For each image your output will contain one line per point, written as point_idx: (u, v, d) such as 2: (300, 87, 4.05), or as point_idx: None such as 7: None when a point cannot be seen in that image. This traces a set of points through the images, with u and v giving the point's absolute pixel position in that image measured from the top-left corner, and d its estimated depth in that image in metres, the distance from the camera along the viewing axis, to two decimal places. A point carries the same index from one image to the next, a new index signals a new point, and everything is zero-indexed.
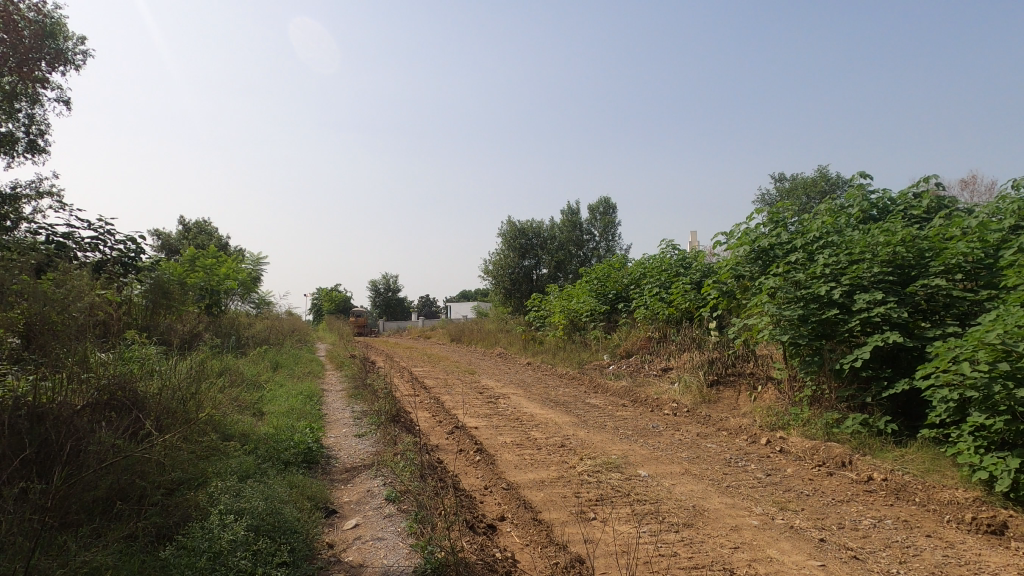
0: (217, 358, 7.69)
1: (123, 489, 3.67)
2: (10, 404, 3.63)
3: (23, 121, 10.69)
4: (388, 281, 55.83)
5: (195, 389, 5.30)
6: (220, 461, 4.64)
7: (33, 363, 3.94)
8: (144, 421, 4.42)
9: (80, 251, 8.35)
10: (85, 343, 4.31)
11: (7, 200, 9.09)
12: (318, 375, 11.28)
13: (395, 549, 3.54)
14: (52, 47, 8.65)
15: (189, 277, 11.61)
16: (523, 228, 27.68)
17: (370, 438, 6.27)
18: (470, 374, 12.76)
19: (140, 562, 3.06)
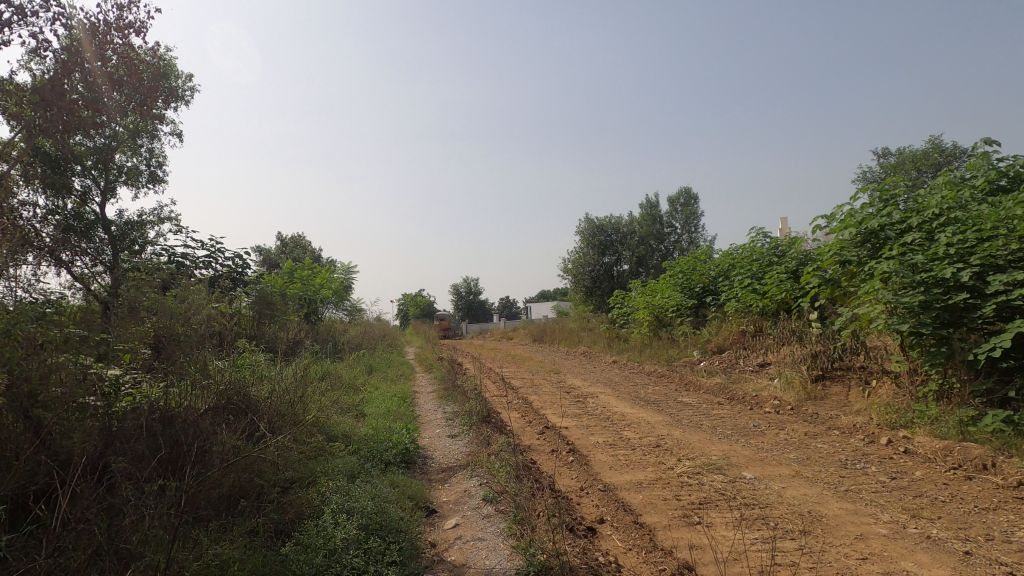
0: (318, 363, 8.15)
1: (243, 487, 3.95)
2: (146, 407, 3.99)
3: (145, 155, 11.91)
4: (469, 284, 57.19)
5: (301, 394, 5.62)
6: (327, 461, 4.88)
7: (162, 372, 4.30)
8: (257, 423, 4.78)
9: (196, 268, 9.17)
10: (204, 352, 4.68)
11: (135, 227, 10.16)
12: (409, 377, 11.67)
13: (497, 550, 3.54)
14: (166, 86, 9.55)
15: (289, 287, 12.45)
16: (602, 224, 27.29)
17: (463, 439, 6.37)
18: (556, 373, 12.71)
19: (264, 556, 3.27)
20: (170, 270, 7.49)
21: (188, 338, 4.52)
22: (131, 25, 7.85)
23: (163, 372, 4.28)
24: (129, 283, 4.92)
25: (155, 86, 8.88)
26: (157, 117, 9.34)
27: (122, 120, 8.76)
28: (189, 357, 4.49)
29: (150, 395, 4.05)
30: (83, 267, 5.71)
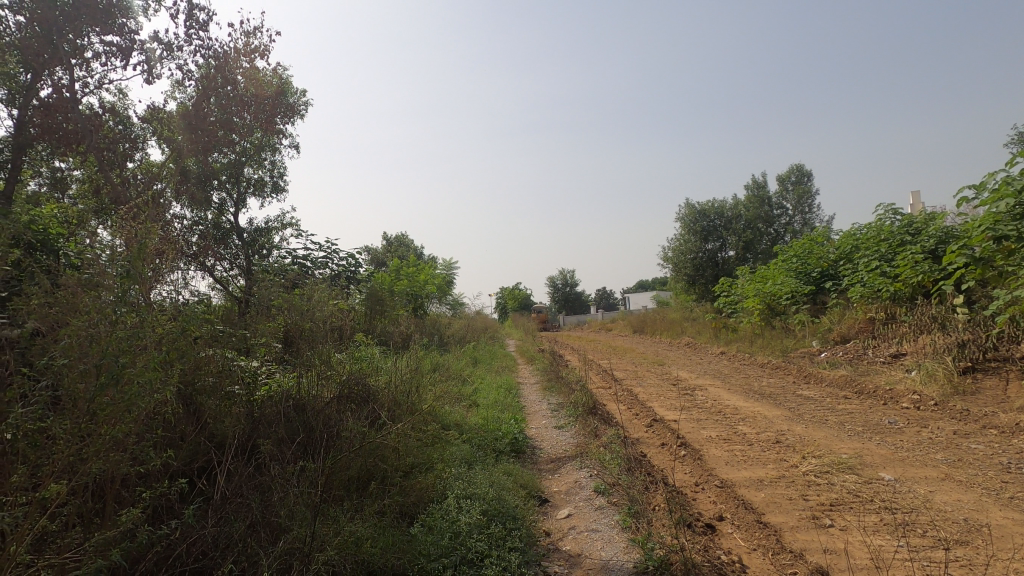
0: (428, 355, 8.53)
1: (369, 470, 4.26)
2: (282, 396, 4.39)
3: (268, 167, 13.09)
4: (565, 277, 57.07)
5: (415, 384, 5.91)
6: (444, 449, 5.10)
7: (292, 364, 4.67)
8: (378, 411, 5.11)
9: (315, 268, 9.95)
10: (327, 346, 4.99)
11: (263, 233, 11.19)
12: (512, 369, 11.88)
13: (612, 542, 3.52)
14: (285, 102, 10.43)
15: (397, 284, 13.14)
16: (703, 209, 26.02)
17: (570, 430, 6.38)
18: (660, 365, 12.35)
19: (393, 535, 3.50)
20: (294, 271, 8.18)
21: (314, 332, 4.86)
22: (256, 49, 8.67)
23: (293, 365, 4.63)
24: (259, 284, 5.40)
25: (275, 103, 9.73)
26: (277, 132, 10.23)
27: (249, 137, 9.69)
28: (315, 348, 4.82)
29: (283, 386, 4.42)
30: (224, 272, 6.40)
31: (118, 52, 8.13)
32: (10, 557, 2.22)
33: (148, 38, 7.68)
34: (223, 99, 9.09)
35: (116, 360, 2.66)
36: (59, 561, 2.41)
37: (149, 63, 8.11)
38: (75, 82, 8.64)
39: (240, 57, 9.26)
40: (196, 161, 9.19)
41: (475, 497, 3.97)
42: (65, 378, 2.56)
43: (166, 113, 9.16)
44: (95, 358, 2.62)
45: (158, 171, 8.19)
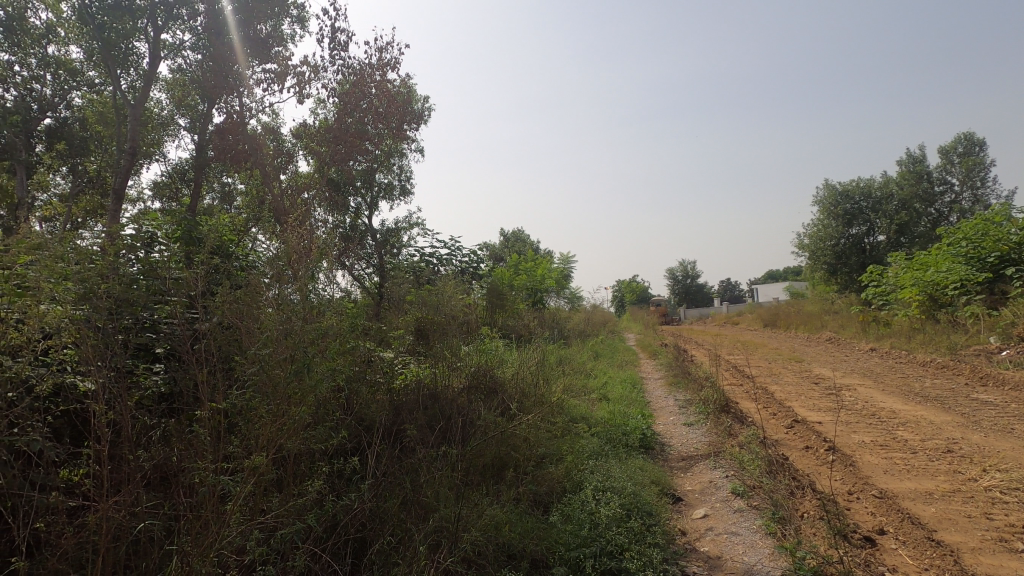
0: (549, 348, 8.66)
1: (502, 459, 4.45)
2: (418, 385, 4.71)
3: (397, 172, 14.03)
4: (685, 268, 54.64)
5: (542, 377, 6.04)
6: (573, 441, 5.18)
7: (425, 356, 4.97)
8: (507, 403, 5.30)
9: (441, 265, 10.52)
10: (456, 339, 5.23)
11: (394, 234, 12.05)
12: (634, 363, 11.66)
13: (755, 547, 3.37)
14: (411, 109, 11.15)
15: (517, 279, 13.46)
16: (846, 190, 23.46)
17: (701, 428, 6.16)
18: (798, 362, 11.41)
19: (529, 523, 3.65)
20: (424, 269, 8.72)
21: (446, 324, 5.17)
22: (387, 63, 9.35)
23: (427, 355, 4.96)
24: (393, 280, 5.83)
25: (403, 112, 10.43)
26: (405, 138, 10.96)
27: (380, 144, 10.50)
28: (448, 339, 5.13)
29: (418, 376, 4.74)
30: (365, 270, 7.01)
31: (275, 78, 9.21)
32: (229, 515, 2.67)
33: (299, 62, 8.60)
34: (360, 112, 9.96)
35: (302, 351, 3.17)
36: (262, 521, 2.84)
37: (299, 85, 9.09)
38: (241, 108, 9.93)
39: (374, 72, 10.07)
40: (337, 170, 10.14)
41: (609, 490, 3.99)
42: (265, 365, 3.05)
43: (312, 129, 10.19)
44: (287, 349, 3.14)
45: (307, 182, 9.16)
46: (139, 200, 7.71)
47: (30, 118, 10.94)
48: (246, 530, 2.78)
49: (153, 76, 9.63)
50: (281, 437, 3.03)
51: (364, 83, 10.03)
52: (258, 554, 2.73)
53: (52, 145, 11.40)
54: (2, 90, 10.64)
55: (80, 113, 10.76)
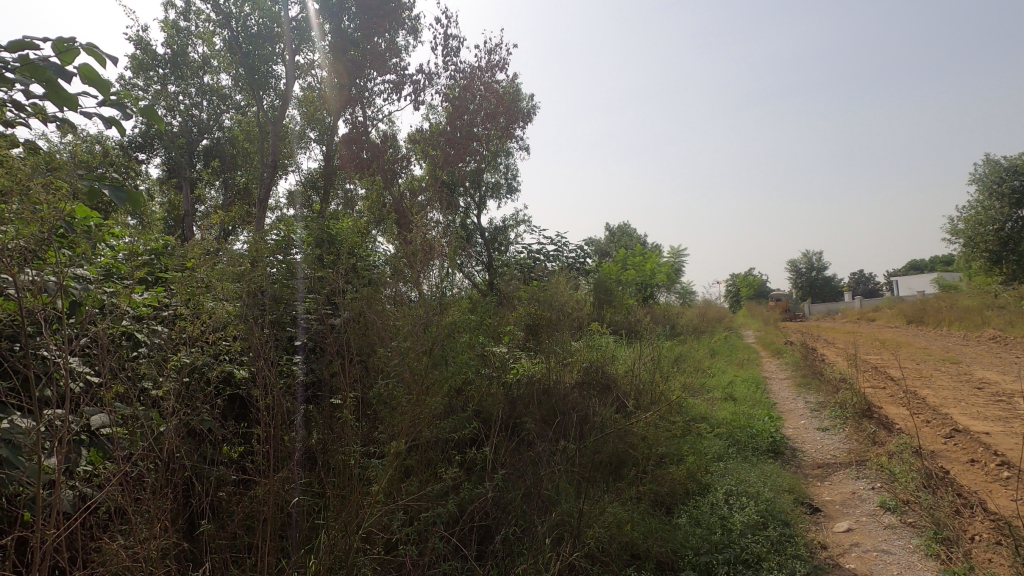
0: (662, 344, 8.38)
1: (620, 456, 4.43)
2: (529, 381, 4.72)
3: (503, 170, 14.30)
4: (810, 260, 50.19)
5: (659, 373, 5.85)
6: (694, 442, 5.01)
7: (535, 354, 4.99)
8: (622, 399, 5.21)
9: (548, 261, 10.59)
10: (567, 335, 5.19)
11: (501, 231, 12.30)
12: (755, 362, 10.94)
13: (913, 571, 3.08)
14: (517, 107, 11.33)
15: (625, 274, 13.16)
16: (1014, 164, 20.19)
17: (838, 435, 5.66)
18: (954, 363, 10.04)
19: (650, 523, 3.66)
20: (532, 265, 8.81)
21: (559, 319, 5.19)
22: (495, 64, 9.55)
23: (540, 350, 5.03)
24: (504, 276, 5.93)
25: (509, 111, 10.64)
26: (512, 137, 11.18)
27: (488, 144, 10.80)
28: (561, 334, 5.15)
29: (531, 372, 4.76)
30: (477, 268, 7.23)
31: (393, 88, 9.78)
32: (373, 495, 2.90)
33: (415, 71, 9.08)
34: (469, 114, 10.30)
35: (437, 343, 3.44)
36: (401, 505, 3.09)
37: (415, 92, 9.58)
38: (363, 118, 10.66)
39: (483, 74, 10.36)
40: (448, 172, 10.55)
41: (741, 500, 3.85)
42: (403, 359, 3.31)
43: (425, 134, 10.69)
44: (425, 341, 3.41)
45: (421, 185, 9.66)
46: (278, 207, 8.57)
47: (192, 141, 12.60)
48: (389, 510, 3.03)
49: (288, 94, 10.63)
50: (416, 425, 3.24)
51: (473, 86, 10.35)
52: (402, 534, 2.99)
53: (209, 162, 13.04)
54: (171, 117, 12.31)
55: (229, 133, 12.17)
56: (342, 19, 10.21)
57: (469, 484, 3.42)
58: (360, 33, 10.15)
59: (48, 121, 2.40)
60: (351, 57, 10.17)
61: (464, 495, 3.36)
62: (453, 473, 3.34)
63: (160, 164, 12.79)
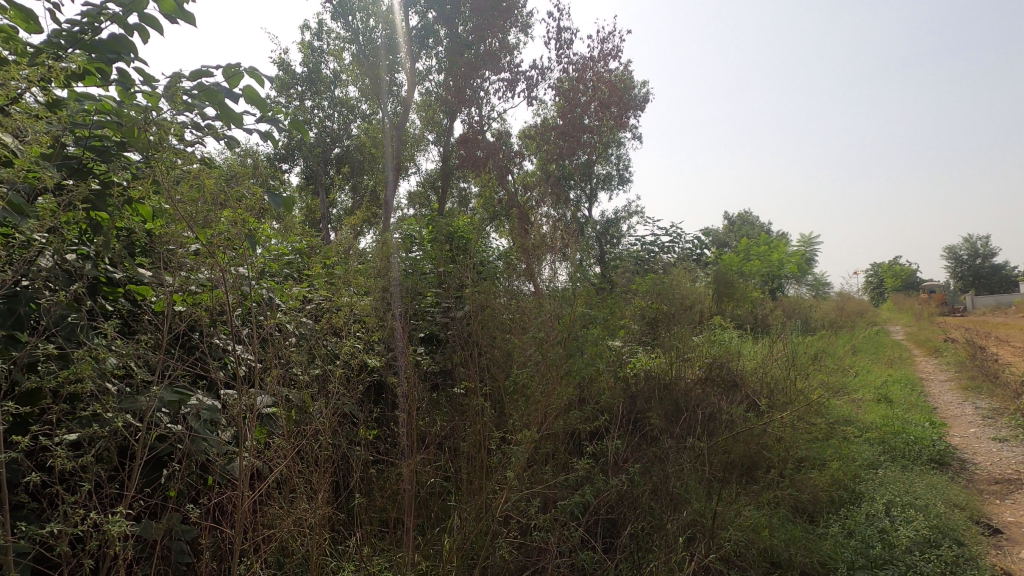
0: (794, 339, 7.76)
1: (753, 458, 4.27)
2: (644, 375, 4.56)
3: (614, 162, 14.02)
4: (972, 244, 43.67)
5: (795, 370, 5.41)
6: (842, 448, 4.70)
7: (655, 347, 4.77)
8: (752, 398, 4.90)
9: (664, 252, 10.24)
10: (689, 329, 4.93)
11: (613, 224, 12.07)
12: (906, 361, 9.82)
13: None
14: (630, 95, 11.07)
15: (749, 265, 12.37)
16: None
17: (1019, 446, 5.00)
18: None
19: (793, 530, 3.74)
20: (648, 258, 8.56)
21: (678, 313, 4.79)
22: (608, 52, 9.39)
23: (658, 344, 4.78)
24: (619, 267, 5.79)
25: (621, 99, 10.45)
26: (625, 127, 10.96)
27: (601, 135, 10.65)
28: (677, 329, 4.84)
29: (648, 366, 4.60)
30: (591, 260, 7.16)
31: (507, 86, 9.97)
32: (508, 482, 3.06)
33: (528, 68, 9.19)
34: (581, 106, 10.23)
35: (571, 334, 3.58)
36: (532, 493, 3.21)
37: (529, 88, 9.69)
38: (479, 118, 10.99)
39: (595, 63, 10.24)
40: (558, 165, 10.56)
41: (909, 513, 3.81)
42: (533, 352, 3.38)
43: (538, 130, 10.79)
44: (558, 333, 3.56)
45: (532, 180, 9.77)
46: (400, 208, 9.10)
47: (325, 149, 13.74)
48: (525, 497, 3.17)
49: (409, 101, 11.27)
50: (548, 415, 3.39)
51: (585, 77, 10.27)
52: (537, 521, 3.13)
53: (339, 168, 14.15)
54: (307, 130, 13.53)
55: (356, 141, 13.11)
56: (456, 24, 10.60)
57: (598, 477, 3.48)
58: (473, 34, 10.46)
59: (219, 138, 2.75)
60: (466, 59, 10.52)
61: (595, 487, 3.44)
62: (584, 464, 3.40)
63: (299, 173, 14.11)
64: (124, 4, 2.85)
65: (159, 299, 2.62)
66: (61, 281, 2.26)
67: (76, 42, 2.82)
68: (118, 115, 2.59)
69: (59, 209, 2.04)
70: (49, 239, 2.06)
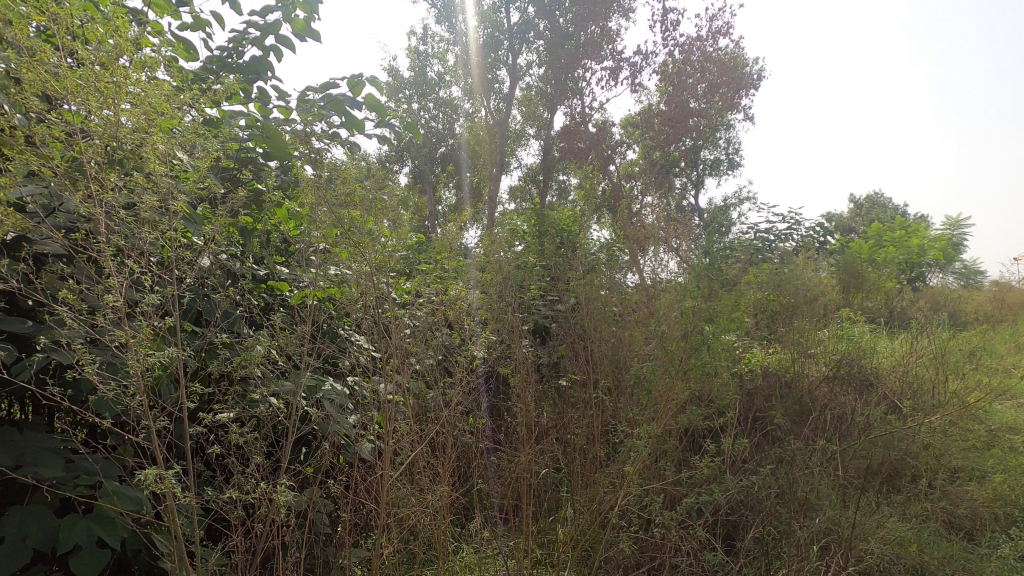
0: (940, 333, 6.92)
1: (895, 466, 3.92)
2: (762, 371, 4.30)
3: (723, 145, 13.29)
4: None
5: (944, 369, 4.83)
6: (1006, 460, 4.15)
7: (775, 342, 4.47)
8: (890, 398, 4.46)
9: (781, 240, 9.56)
10: (813, 323, 4.57)
11: (723, 211, 11.45)
12: None
13: None
14: (741, 73, 10.47)
15: (882, 252, 11.19)
16: None
17: None
18: None
19: (949, 551, 3.44)
20: (764, 247, 8.03)
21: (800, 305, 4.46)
22: (717, 30, 8.92)
23: (778, 339, 4.47)
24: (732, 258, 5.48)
25: (731, 78, 10.00)
26: (736, 108, 10.34)
27: (709, 118, 10.14)
28: (798, 322, 4.52)
29: (766, 362, 4.33)
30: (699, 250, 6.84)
31: (610, 74, 9.81)
32: (626, 477, 3.07)
33: (632, 54, 8.97)
34: (688, 89, 9.80)
35: (695, 328, 3.49)
36: (651, 490, 3.19)
37: (632, 75, 9.45)
38: (580, 109, 10.90)
39: (703, 43, 9.76)
40: (664, 152, 10.20)
41: None
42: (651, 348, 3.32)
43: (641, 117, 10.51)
44: (681, 327, 3.48)
45: (636, 170, 9.53)
46: (504, 203, 9.26)
47: (430, 149, 14.29)
48: (644, 493, 3.17)
49: (511, 96, 11.45)
50: (665, 411, 3.34)
51: (691, 58, 9.83)
52: (658, 518, 3.12)
53: (443, 166, 14.66)
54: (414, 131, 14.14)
55: (460, 139, 13.51)
56: (557, 17, 10.55)
57: (721, 477, 3.38)
58: (574, 24, 10.37)
59: (345, 145, 3.00)
60: (568, 50, 10.47)
61: (719, 487, 3.35)
62: (705, 463, 3.32)
63: (407, 173, 14.80)
64: (263, 28, 3.19)
65: (296, 292, 2.91)
66: (224, 278, 2.58)
67: (224, 65, 3.21)
68: (262, 129, 2.92)
69: (224, 217, 2.34)
70: (216, 242, 2.38)
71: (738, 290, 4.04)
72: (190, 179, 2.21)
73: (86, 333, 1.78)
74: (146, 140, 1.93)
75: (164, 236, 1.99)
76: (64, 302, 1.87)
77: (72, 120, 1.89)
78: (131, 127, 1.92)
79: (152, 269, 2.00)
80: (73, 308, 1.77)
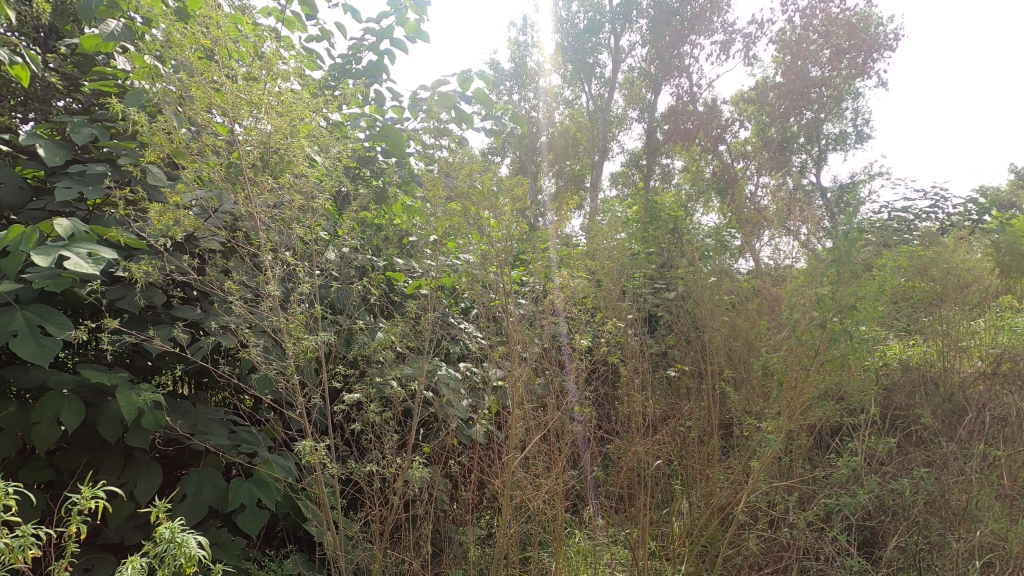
0: None
1: None
2: (900, 366, 3.89)
3: (850, 117, 12.03)
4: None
5: None
6: None
7: (918, 334, 4.00)
8: None
9: (922, 219, 8.52)
10: (965, 312, 4.03)
11: (849, 189, 10.42)
12: None
13: None
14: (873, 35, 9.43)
15: None
16: None
17: None
18: None
19: None
20: (899, 227, 7.21)
21: (949, 292, 3.95)
22: None
23: (921, 331, 4.01)
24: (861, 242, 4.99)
25: (860, 42, 9.05)
26: (866, 73, 9.33)
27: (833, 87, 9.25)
28: (947, 310, 4.00)
29: (906, 356, 3.90)
30: None
31: (720, 48, 9.26)
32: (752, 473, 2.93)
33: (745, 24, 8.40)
34: (809, 58, 9.00)
35: (836, 317, 3.02)
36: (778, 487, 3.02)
37: (745, 47, 8.86)
38: (686, 88, 10.42)
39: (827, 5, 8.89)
40: (780, 128, 9.46)
41: None
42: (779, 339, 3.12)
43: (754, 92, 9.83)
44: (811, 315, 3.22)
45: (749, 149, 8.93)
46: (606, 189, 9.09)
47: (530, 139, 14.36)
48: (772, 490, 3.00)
49: (612, 80, 11.17)
50: (793, 406, 3.13)
51: (813, 22, 9.00)
52: (787, 517, 2.95)
53: None
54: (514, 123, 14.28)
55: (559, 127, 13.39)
56: None
57: (861, 479, 3.12)
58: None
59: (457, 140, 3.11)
60: (673, 27, 10.01)
61: (856, 489, 3.09)
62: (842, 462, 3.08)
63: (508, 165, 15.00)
64: (378, 34, 3.39)
65: (411, 283, 3.08)
66: (352, 270, 2.80)
67: (344, 71, 3.46)
68: (381, 130, 3.13)
69: (354, 214, 2.53)
70: (346, 237, 2.58)
71: (875, 276, 3.66)
72: (325, 180, 2.41)
73: (248, 318, 2.02)
74: (291, 144, 2.13)
75: (306, 232, 2.19)
76: (228, 292, 2.14)
77: (228, 130, 2.13)
78: (278, 134, 2.12)
79: (297, 262, 2.22)
80: (238, 297, 2.02)
